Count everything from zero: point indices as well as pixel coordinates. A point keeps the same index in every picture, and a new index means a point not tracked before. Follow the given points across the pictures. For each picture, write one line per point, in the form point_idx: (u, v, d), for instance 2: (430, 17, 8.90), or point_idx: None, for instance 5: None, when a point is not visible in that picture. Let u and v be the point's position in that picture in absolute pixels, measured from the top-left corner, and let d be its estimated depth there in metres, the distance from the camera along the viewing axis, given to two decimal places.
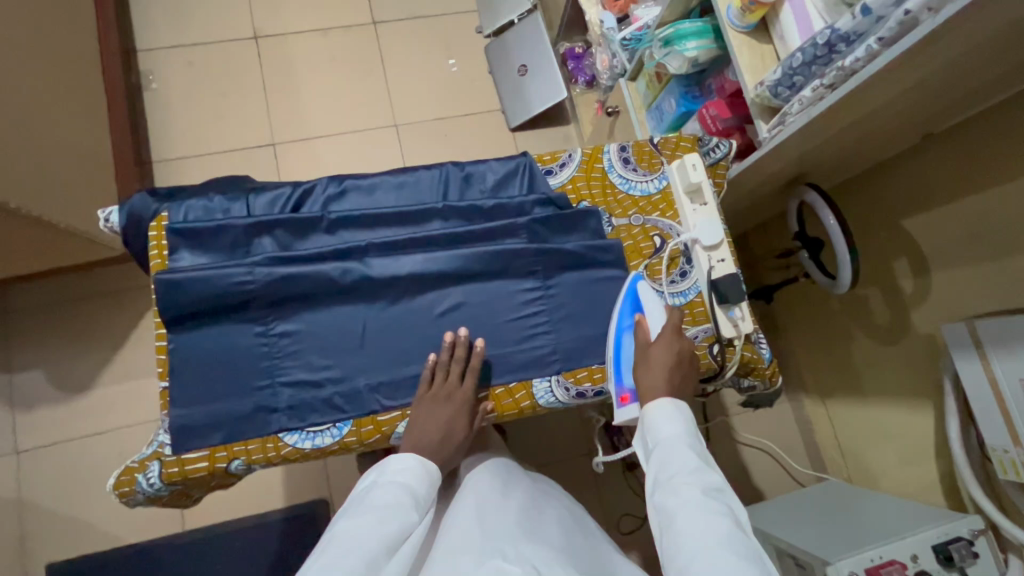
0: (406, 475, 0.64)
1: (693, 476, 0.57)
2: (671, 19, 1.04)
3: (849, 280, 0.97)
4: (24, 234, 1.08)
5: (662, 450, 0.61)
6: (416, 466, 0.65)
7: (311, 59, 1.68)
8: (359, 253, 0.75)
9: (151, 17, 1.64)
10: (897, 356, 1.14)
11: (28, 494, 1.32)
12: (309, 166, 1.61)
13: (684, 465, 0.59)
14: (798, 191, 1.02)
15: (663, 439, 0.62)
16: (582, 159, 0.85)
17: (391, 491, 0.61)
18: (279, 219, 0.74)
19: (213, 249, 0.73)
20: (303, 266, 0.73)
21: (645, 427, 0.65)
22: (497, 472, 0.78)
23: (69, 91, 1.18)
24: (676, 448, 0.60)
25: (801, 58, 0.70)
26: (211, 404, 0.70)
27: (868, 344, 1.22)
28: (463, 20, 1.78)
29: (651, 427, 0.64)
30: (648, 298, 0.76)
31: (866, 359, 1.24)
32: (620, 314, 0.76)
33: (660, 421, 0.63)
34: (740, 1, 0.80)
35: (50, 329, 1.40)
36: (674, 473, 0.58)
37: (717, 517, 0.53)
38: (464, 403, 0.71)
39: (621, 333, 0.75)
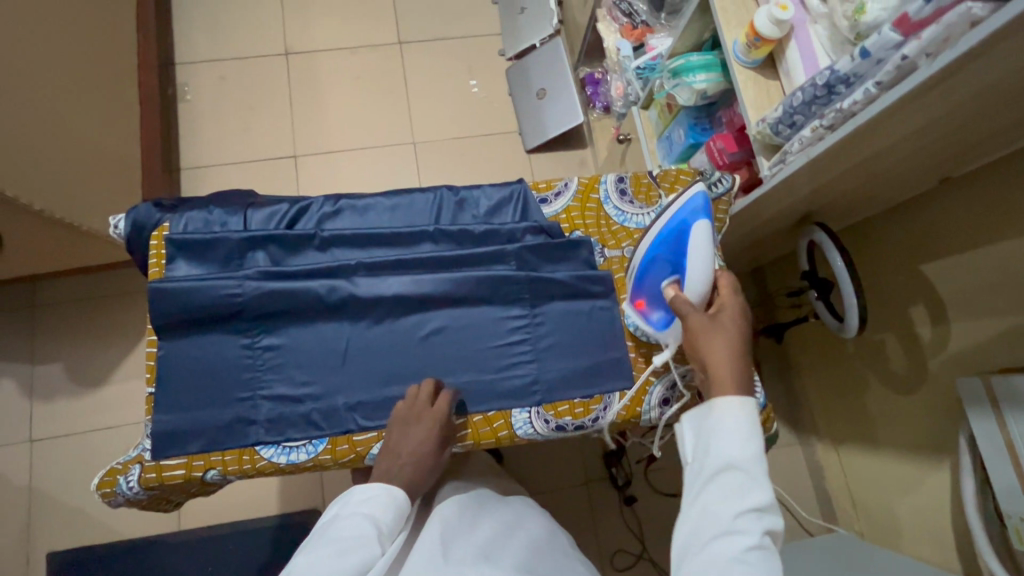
0: (370, 506, 0.62)
1: (753, 519, 0.50)
2: (682, 51, 1.03)
3: (857, 325, 0.92)
4: (50, 236, 1.13)
5: (722, 470, 0.53)
6: (382, 495, 0.64)
7: (336, 76, 1.74)
8: (348, 270, 0.76)
9: (191, 33, 1.73)
10: (912, 405, 1.08)
11: (38, 483, 1.37)
12: (328, 179, 1.65)
13: (749, 500, 0.51)
14: (807, 230, 0.99)
15: (729, 455, 0.54)
16: (578, 189, 0.84)
17: (352, 520, 0.60)
18: (271, 234, 0.76)
19: (208, 261, 0.75)
20: (293, 281, 0.74)
21: (709, 425, 0.56)
22: (468, 499, 0.77)
23: (102, 100, 1.24)
24: (742, 476, 0.52)
25: (801, 98, 0.68)
26: (193, 412, 0.72)
27: (885, 392, 1.15)
28: (486, 43, 1.81)
29: (718, 436, 0.55)
30: (698, 248, 0.64)
31: (880, 408, 1.18)
32: (665, 243, 0.68)
33: (731, 436, 0.54)
34: (746, 37, 0.79)
35: (74, 324, 1.47)
36: (732, 500, 0.51)
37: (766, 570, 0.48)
38: (431, 425, 0.69)
39: (661, 260, 0.69)
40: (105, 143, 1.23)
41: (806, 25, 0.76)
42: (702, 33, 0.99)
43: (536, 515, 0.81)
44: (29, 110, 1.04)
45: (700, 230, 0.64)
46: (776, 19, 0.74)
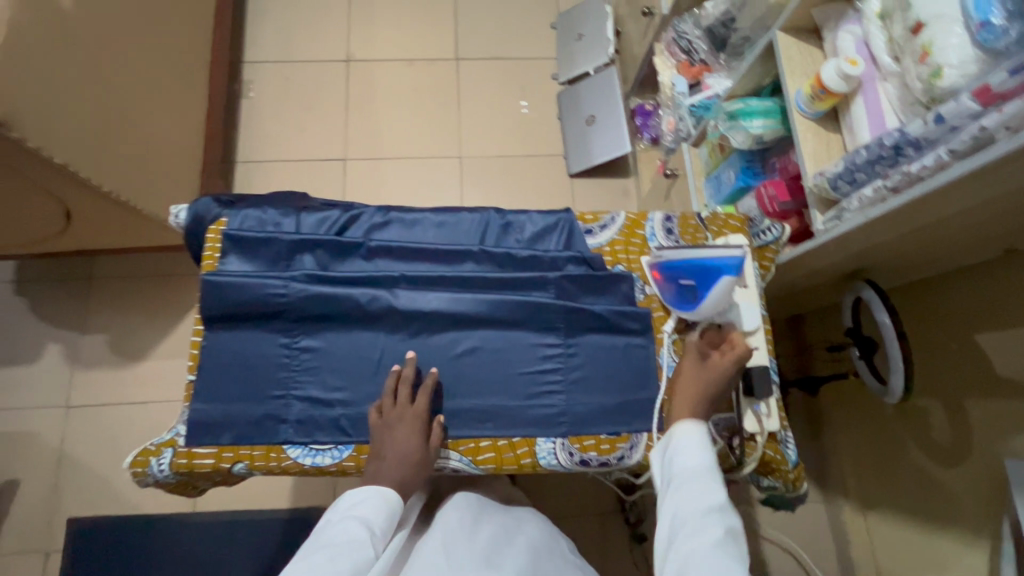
0: (363, 509, 0.65)
1: (714, 515, 0.57)
2: (740, 94, 1.03)
3: (900, 391, 0.89)
4: (117, 221, 1.19)
5: (684, 482, 0.61)
6: (374, 496, 0.66)
7: (392, 86, 1.79)
8: (391, 282, 0.77)
9: (261, 34, 1.81)
10: (954, 479, 1.03)
11: (69, 447, 1.43)
12: (373, 185, 1.69)
13: (707, 501, 0.58)
14: (856, 285, 0.96)
15: (687, 465, 0.62)
16: (624, 224, 0.84)
17: (343, 528, 0.62)
18: (321, 239, 0.78)
19: (259, 257, 0.78)
20: (337, 286, 0.76)
21: (672, 451, 0.65)
22: (466, 504, 0.77)
23: (178, 91, 1.31)
24: (699, 482, 0.60)
25: (865, 156, 0.67)
26: (228, 404, 0.74)
27: (925, 461, 1.10)
28: (541, 66, 1.84)
29: (679, 456, 0.63)
30: (715, 292, 0.71)
31: (917, 477, 1.13)
32: (693, 267, 0.72)
33: (687, 453, 0.63)
34: (809, 88, 0.78)
35: (120, 299, 1.53)
36: (694, 503, 0.59)
37: (731, 556, 0.54)
38: (414, 419, 0.70)
39: (681, 271, 0.73)
40: (177, 135, 1.30)
41: (876, 83, 0.74)
42: (763, 78, 0.99)
43: (535, 519, 0.81)
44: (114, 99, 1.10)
45: (723, 281, 0.70)
46: (845, 74, 0.74)
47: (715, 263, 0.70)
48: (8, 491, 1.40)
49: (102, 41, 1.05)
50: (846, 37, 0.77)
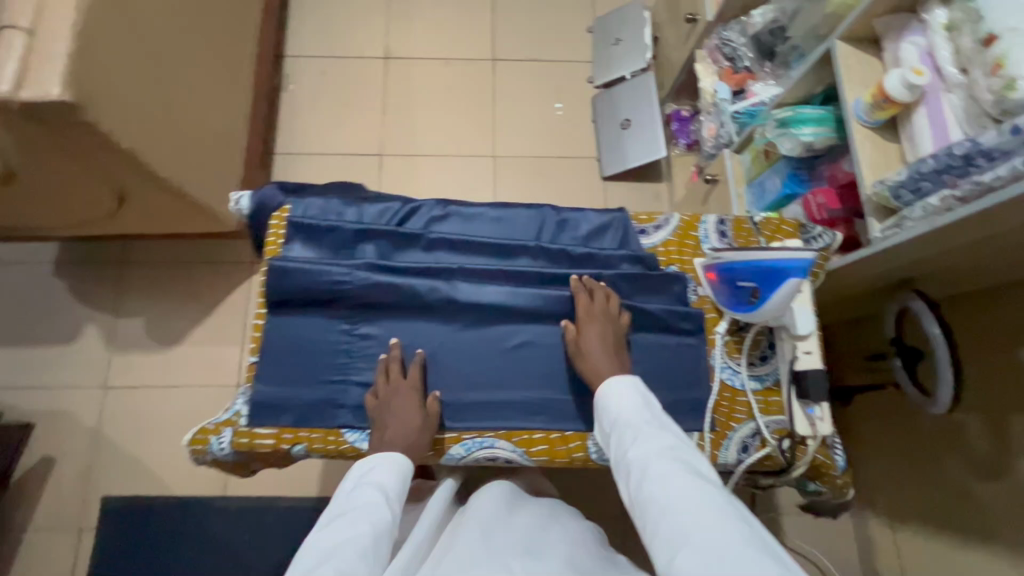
0: (376, 475, 0.67)
1: (650, 439, 0.61)
2: (790, 102, 1.04)
3: (947, 402, 0.89)
4: (172, 209, 1.21)
5: (620, 429, 0.65)
6: (382, 462, 0.68)
7: (429, 85, 1.81)
8: (448, 273, 0.79)
9: (303, 29, 1.84)
10: (998, 494, 1.02)
11: (104, 427, 1.45)
12: (408, 181, 1.71)
13: (640, 432, 0.63)
14: (902, 295, 0.96)
15: (621, 414, 0.66)
16: (678, 226, 0.85)
17: (358, 494, 0.64)
18: (381, 229, 0.80)
19: (321, 245, 0.80)
20: (397, 275, 0.78)
21: (602, 411, 0.69)
22: (501, 500, 0.77)
23: (231, 82, 1.33)
24: (630, 422, 0.65)
25: (932, 165, 0.67)
26: (288, 387, 0.75)
27: (964, 474, 1.09)
28: (577, 69, 1.86)
29: (606, 410, 0.68)
30: (779, 293, 0.69)
31: (951, 491, 1.12)
32: (753, 268, 0.71)
33: (612, 403, 0.68)
34: (871, 96, 0.79)
35: (157, 283, 1.56)
36: (640, 443, 0.61)
37: (685, 474, 0.56)
38: (413, 391, 0.72)
39: (742, 271, 0.73)
40: (228, 125, 1.32)
41: (939, 94, 0.74)
42: (815, 87, 1.00)
43: (564, 511, 0.82)
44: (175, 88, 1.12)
45: (788, 284, 0.68)
46: (910, 84, 0.74)
47: (776, 265, 0.68)
48: (43, 468, 1.42)
49: (167, 31, 1.07)
50: (909, 48, 0.78)
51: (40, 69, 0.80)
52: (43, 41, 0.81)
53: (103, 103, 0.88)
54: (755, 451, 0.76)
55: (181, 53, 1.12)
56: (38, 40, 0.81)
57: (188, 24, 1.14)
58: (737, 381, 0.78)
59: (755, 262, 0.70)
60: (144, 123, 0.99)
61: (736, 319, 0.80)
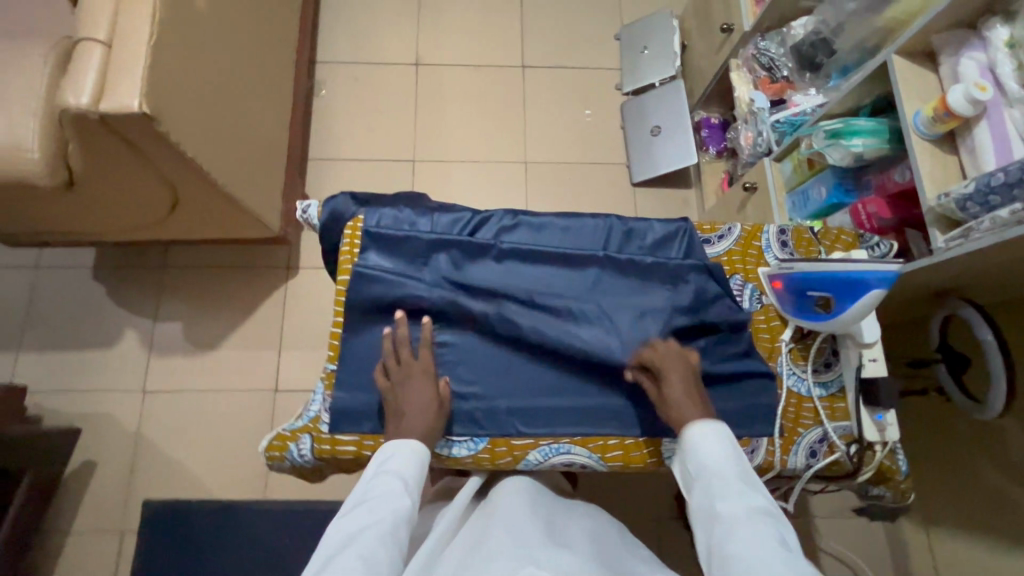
0: (395, 462, 0.69)
1: (741, 499, 0.62)
2: (838, 112, 1.06)
3: (999, 409, 0.91)
4: (222, 216, 1.22)
5: (708, 479, 0.65)
6: (400, 449, 0.70)
7: (460, 91, 1.83)
8: (524, 287, 0.80)
9: (334, 35, 1.85)
10: None
11: (144, 431, 1.46)
12: (441, 186, 1.73)
13: (732, 490, 0.63)
14: (952, 303, 0.99)
15: (714, 462, 0.66)
16: (741, 236, 0.87)
17: (377, 482, 0.67)
18: (459, 241, 0.82)
19: (398, 254, 0.81)
20: (473, 287, 0.80)
21: (686, 450, 0.69)
22: (525, 493, 0.75)
23: (276, 89, 1.35)
24: (719, 473, 0.65)
25: (1003, 178, 0.70)
26: (368, 393, 0.77)
27: (998, 478, 1.12)
28: (605, 76, 1.88)
29: (693, 453, 0.67)
30: (865, 301, 0.72)
31: (987, 494, 1.15)
32: (834, 279, 0.72)
33: (702, 447, 0.67)
34: (932, 110, 0.81)
35: (194, 288, 1.57)
36: (729, 500, 0.62)
37: (775, 544, 0.57)
38: (424, 374, 0.74)
39: (820, 282, 0.74)
40: (274, 133, 1.33)
41: (1001, 109, 0.77)
42: (863, 98, 1.02)
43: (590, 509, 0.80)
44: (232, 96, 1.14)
45: (874, 293, 0.71)
46: (973, 99, 0.77)
47: (863, 275, 0.71)
48: (85, 472, 1.43)
49: (225, 40, 1.09)
50: (969, 63, 0.80)
51: (119, 82, 0.81)
52: (121, 54, 0.82)
53: (173, 114, 0.90)
54: (823, 456, 0.79)
55: (236, 62, 1.13)
56: (116, 54, 0.82)
57: (242, 34, 1.16)
58: (803, 388, 0.80)
59: (836, 273, 0.72)
60: (205, 132, 1.00)
61: (800, 327, 0.81)
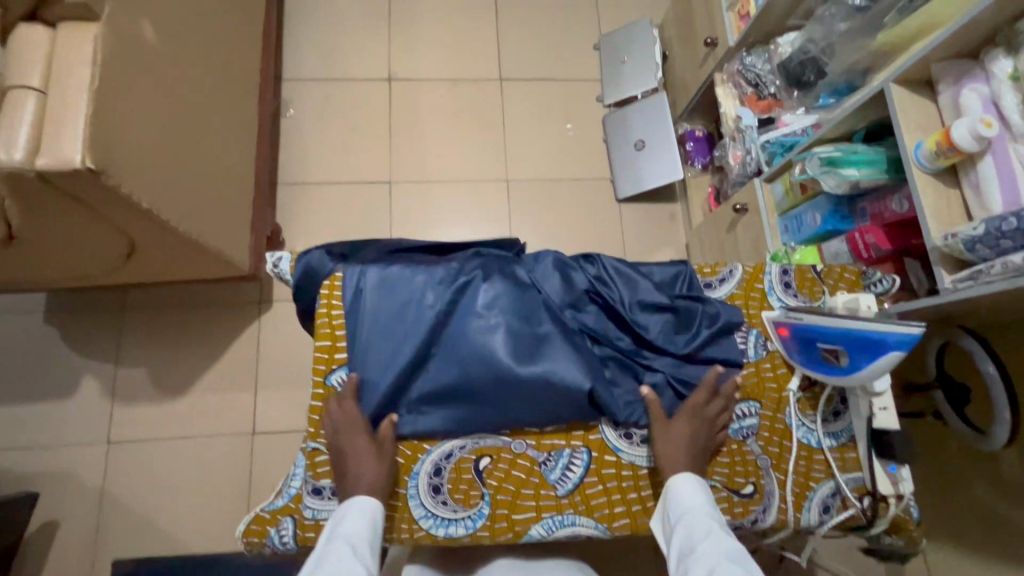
0: (350, 524, 0.63)
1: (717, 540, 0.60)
2: (831, 137, 1.03)
3: (1004, 439, 0.88)
4: (186, 259, 1.13)
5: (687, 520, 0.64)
6: (358, 511, 0.64)
7: (436, 107, 1.75)
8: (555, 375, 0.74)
9: (301, 50, 1.76)
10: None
11: (110, 485, 1.36)
12: (420, 208, 1.66)
13: (707, 533, 0.61)
14: (947, 331, 0.96)
15: (688, 510, 0.65)
16: (743, 278, 0.83)
17: (335, 553, 0.60)
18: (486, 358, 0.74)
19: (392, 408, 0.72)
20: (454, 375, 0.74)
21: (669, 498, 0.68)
22: None
23: (240, 117, 1.26)
24: (698, 518, 0.63)
25: (1014, 224, 0.68)
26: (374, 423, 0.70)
27: (985, 493, 1.05)
28: (585, 88, 1.82)
29: (673, 500, 0.67)
30: (881, 363, 0.67)
31: (973, 512, 1.07)
32: (851, 334, 0.68)
33: (680, 492, 0.67)
34: (935, 145, 0.78)
35: (160, 327, 1.47)
36: (706, 543, 0.60)
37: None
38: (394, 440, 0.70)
39: (835, 334, 0.69)
40: (239, 164, 1.25)
41: (1007, 144, 0.74)
42: (858, 124, 0.99)
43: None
44: (194, 132, 1.05)
45: (891, 357, 0.66)
46: (978, 135, 0.73)
47: (884, 336, 0.65)
48: (46, 534, 1.33)
49: (180, 74, 1.00)
50: (971, 96, 0.78)
51: (55, 133, 0.73)
52: (58, 103, 0.74)
53: (123, 163, 0.81)
54: (837, 511, 0.76)
55: (192, 96, 1.04)
56: (52, 103, 0.74)
57: (200, 63, 1.07)
58: (813, 440, 0.77)
59: (853, 329, 0.67)
60: (160, 176, 0.92)
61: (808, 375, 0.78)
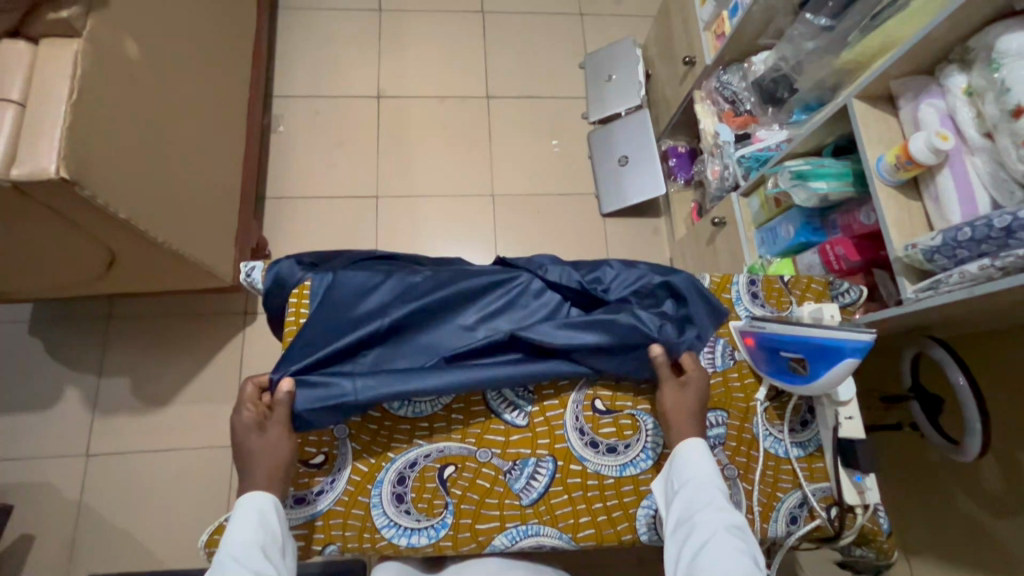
0: (245, 531, 0.60)
1: (721, 513, 0.60)
2: (802, 151, 1.05)
3: (977, 451, 0.88)
4: (168, 270, 1.14)
5: (691, 489, 0.63)
6: (251, 515, 0.61)
7: (423, 124, 1.78)
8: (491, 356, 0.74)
9: (292, 68, 1.80)
10: (1001, 533, 0.97)
11: (87, 498, 1.35)
12: (407, 223, 1.67)
13: (713, 503, 0.61)
14: (920, 342, 0.96)
15: (692, 479, 0.64)
16: (710, 287, 0.84)
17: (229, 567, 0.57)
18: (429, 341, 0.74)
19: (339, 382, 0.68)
20: (410, 359, 0.73)
21: (677, 457, 0.67)
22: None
23: (227, 132, 1.28)
24: (705, 487, 0.63)
25: (969, 234, 0.69)
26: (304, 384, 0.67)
27: (961, 508, 1.05)
28: (571, 106, 1.86)
29: (681, 463, 0.66)
30: (836, 370, 0.67)
31: (949, 528, 1.07)
32: (805, 342, 0.68)
33: (689, 459, 0.66)
34: (895, 157, 0.80)
35: (143, 339, 1.47)
36: (710, 515, 0.60)
37: (745, 558, 0.56)
38: (286, 430, 0.66)
39: (791, 342, 0.70)
40: (224, 178, 1.26)
41: (963, 157, 0.76)
42: (826, 138, 1.01)
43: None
44: (179, 146, 1.07)
45: (846, 364, 0.66)
46: (934, 148, 0.75)
47: (838, 343, 0.66)
48: (21, 548, 1.31)
49: (164, 88, 1.02)
50: (929, 110, 0.80)
51: (32, 144, 0.75)
52: (37, 114, 0.76)
53: (101, 174, 0.83)
54: (804, 522, 0.76)
55: (177, 110, 1.06)
56: (30, 115, 0.76)
57: (186, 80, 1.10)
58: (780, 450, 0.77)
59: (809, 338, 0.68)
60: (141, 188, 0.93)
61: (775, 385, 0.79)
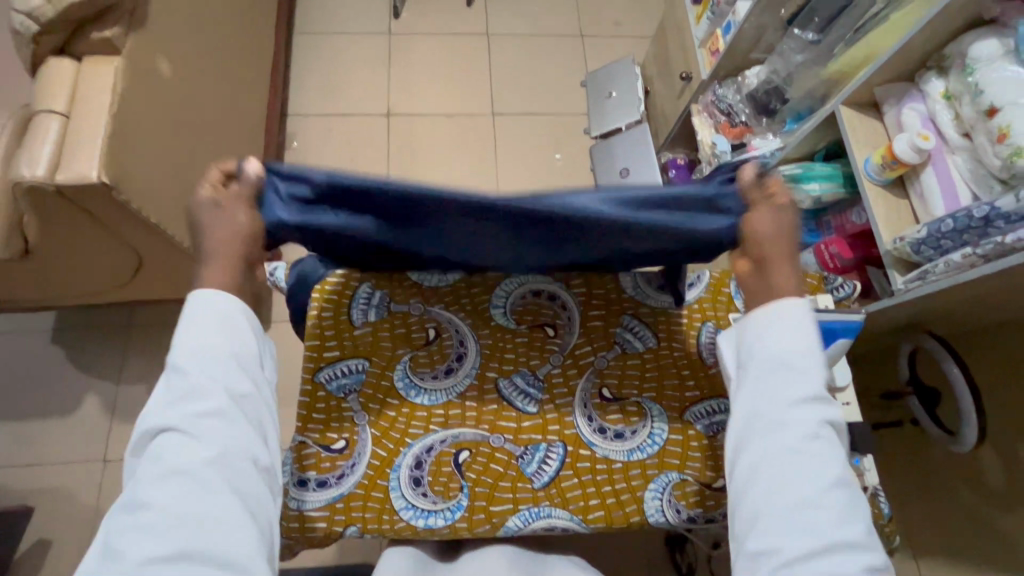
0: (202, 331, 0.56)
1: (812, 403, 0.54)
2: (794, 157, 1.10)
3: (972, 442, 0.90)
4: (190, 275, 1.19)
5: (781, 370, 0.56)
6: (210, 313, 0.57)
7: (431, 139, 1.86)
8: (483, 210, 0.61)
9: (306, 89, 1.88)
10: (1003, 524, 0.99)
11: (104, 502, 1.37)
12: None
13: (804, 389, 0.55)
14: (916, 336, 1.00)
15: (781, 357, 0.57)
16: (710, 283, 0.87)
17: (186, 364, 0.54)
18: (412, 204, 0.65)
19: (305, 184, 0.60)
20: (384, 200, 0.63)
21: (761, 325, 0.60)
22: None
23: (248, 146, 1.35)
24: (797, 370, 0.56)
25: (952, 225, 0.73)
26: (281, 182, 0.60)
27: (964, 501, 1.07)
28: (574, 122, 1.93)
29: (768, 337, 0.58)
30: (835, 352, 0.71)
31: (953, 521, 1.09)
32: None
33: (782, 335, 0.58)
34: (881, 158, 0.85)
35: (161, 347, 1.51)
36: (799, 404, 0.54)
37: (836, 461, 0.52)
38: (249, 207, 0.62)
39: None
40: None
41: (944, 156, 0.81)
42: (818, 143, 1.07)
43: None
44: (205, 157, 1.13)
45: (840, 345, 0.71)
46: (917, 148, 0.80)
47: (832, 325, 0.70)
48: (39, 551, 1.33)
49: (193, 104, 1.09)
50: (911, 113, 0.85)
51: (77, 153, 0.81)
52: (80, 124, 0.82)
53: (137, 181, 0.89)
54: None
55: (204, 124, 1.13)
56: (74, 126, 0.82)
57: (212, 97, 1.16)
58: None
59: None
60: (172, 195, 0.99)
61: None
